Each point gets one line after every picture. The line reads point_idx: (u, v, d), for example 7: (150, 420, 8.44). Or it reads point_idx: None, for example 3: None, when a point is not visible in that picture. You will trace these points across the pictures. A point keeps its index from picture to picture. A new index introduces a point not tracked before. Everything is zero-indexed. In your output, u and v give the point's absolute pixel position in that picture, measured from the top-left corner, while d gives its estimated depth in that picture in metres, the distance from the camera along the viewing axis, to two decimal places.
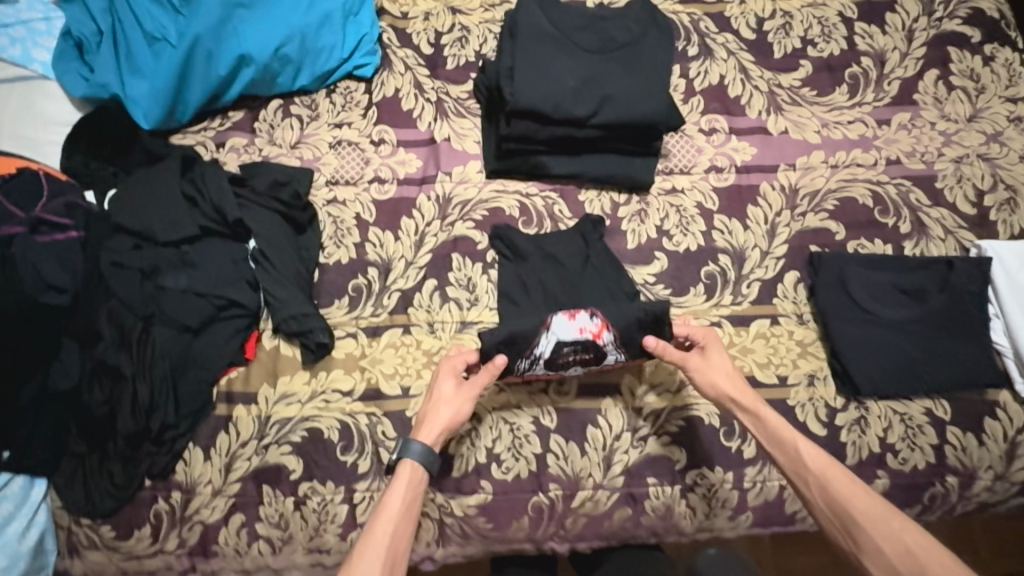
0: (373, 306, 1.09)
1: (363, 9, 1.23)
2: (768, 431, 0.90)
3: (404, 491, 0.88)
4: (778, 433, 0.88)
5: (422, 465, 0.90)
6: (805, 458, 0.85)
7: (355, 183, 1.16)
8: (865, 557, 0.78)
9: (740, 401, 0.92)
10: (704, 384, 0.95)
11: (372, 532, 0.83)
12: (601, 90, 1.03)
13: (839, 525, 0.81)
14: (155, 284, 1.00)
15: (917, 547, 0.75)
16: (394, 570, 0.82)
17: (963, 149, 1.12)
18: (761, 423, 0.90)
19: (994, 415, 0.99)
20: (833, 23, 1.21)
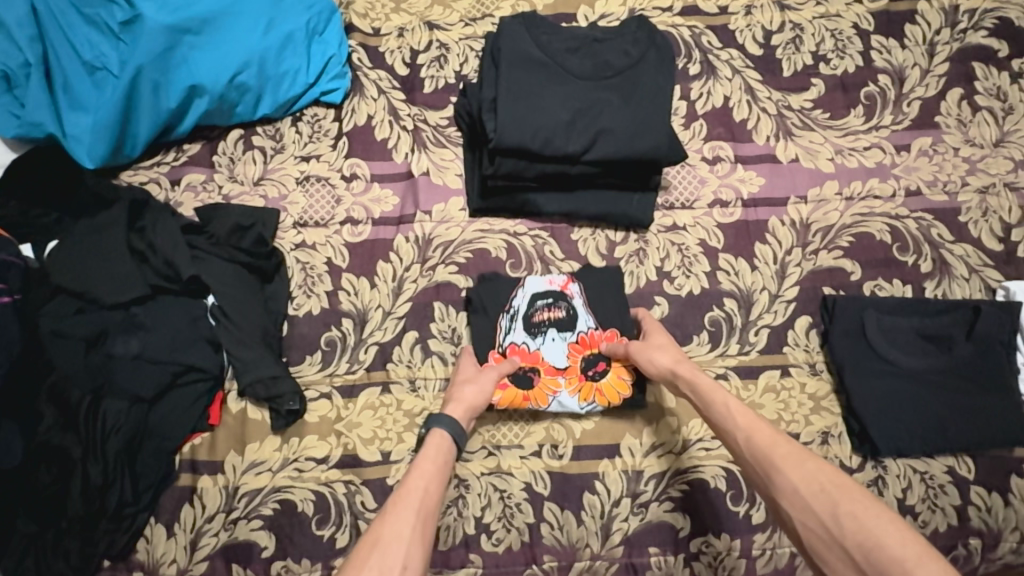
0: (348, 362, 1.00)
1: (330, 27, 1.10)
2: (696, 387, 0.83)
3: (435, 452, 0.80)
4: (704, 389, 0.82)
5: (452, 433, 0.83)
6: (731, 411, 0.78)
7: (325, 225, 1.05)
8: (783, 501, 0.68)
9: (678, 367, 0.86)
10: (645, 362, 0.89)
11: (405, 486, 0.75)
12: (595, 123, 0.93)
13: (758, 472, 0.72)
14: (102, 353, 0.92)
15: (832, 484, 0.66)
16: (429, 524, 0.72)
17: (989, 178, 1.03)
18: (692, 387, 0.83)
19: (1021, 473, 0.92)
20: (848, 36, 1.10)
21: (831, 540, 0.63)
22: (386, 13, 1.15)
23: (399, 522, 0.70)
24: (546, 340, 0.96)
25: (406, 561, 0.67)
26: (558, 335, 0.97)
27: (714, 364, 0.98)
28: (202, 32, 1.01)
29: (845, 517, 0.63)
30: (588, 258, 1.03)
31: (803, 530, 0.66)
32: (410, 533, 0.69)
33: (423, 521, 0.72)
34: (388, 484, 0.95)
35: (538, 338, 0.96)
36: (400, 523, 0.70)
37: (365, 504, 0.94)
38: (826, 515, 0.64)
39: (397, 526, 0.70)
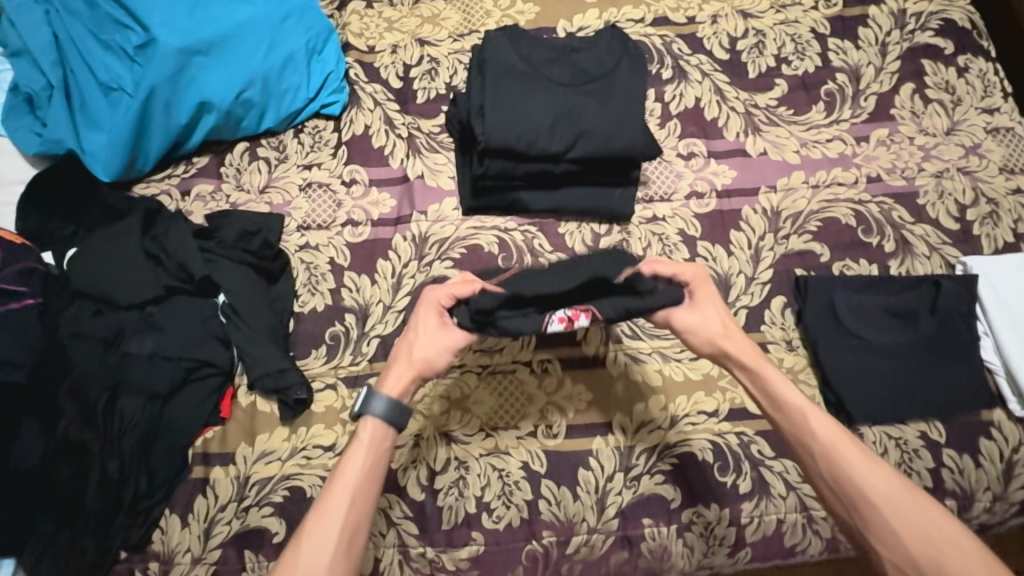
0: (352, 354, 1.06)
1: (328, 46, 1.19)
2: (780, 400, 0.80)
3: (361, 455, 0.77)
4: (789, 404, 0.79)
5: (382, 424, 0.79)
6: (824, 438, 0.76)
7: (327, 227, 1.12)
8: (874, 539, 0.71)
9: (757, 378, 0.82)
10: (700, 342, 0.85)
11: (325, 502, 0.74)
12: (576, 125, 1.00)
13: (846, 502, 0.74)
14: (119, 352, 0.98)
15: (934, 531, 0.69)
16: (352, 542, 0.73)
17: (943, 164, 1.11)
18: (780, 402, 0.80)
19: (990, 435, 0.98)
20: (806, 40, 1.19)
21: None
22: (379, 32, 1.24)
23: (318, 550, 0.71)
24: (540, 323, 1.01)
25: None
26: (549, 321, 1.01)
27: None
28: (210, 53, 1.09)
29: (947, 568, 0.67)
30: (575, 250, 1.10)
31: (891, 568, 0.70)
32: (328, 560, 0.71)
33: (347, 541, 0.73)
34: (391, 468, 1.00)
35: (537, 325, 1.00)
36: (325, 539, 0.72)
37: None
38: (923, 560, 0.68)
39: (314, 557, 0.71)
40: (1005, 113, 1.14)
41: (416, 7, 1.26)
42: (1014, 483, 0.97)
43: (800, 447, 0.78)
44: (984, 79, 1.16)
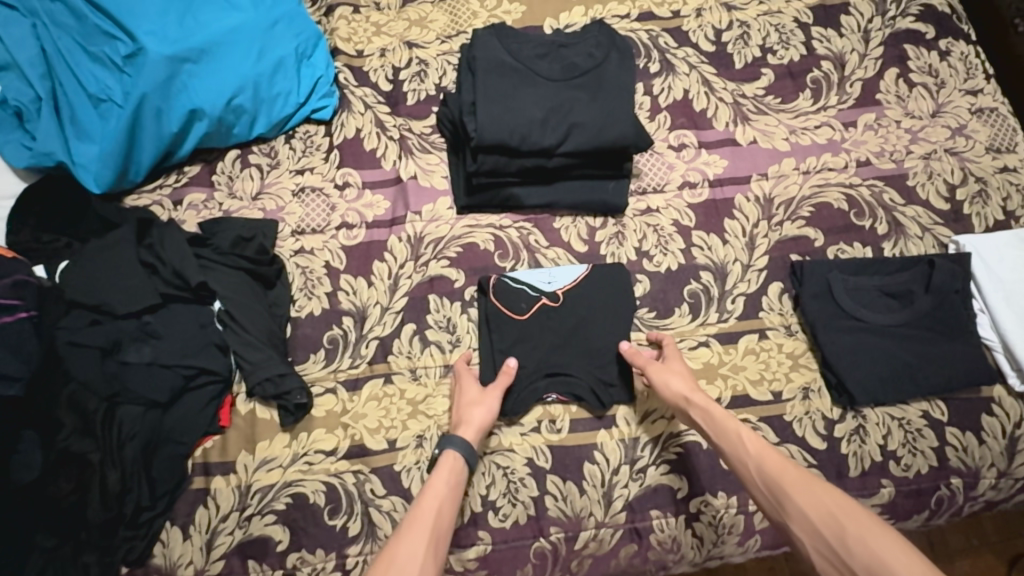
0: (351, 357, 1.05)
1: (317, 51, 1.19)
2: (713, 420, 0.89)
3: (446, 476, 0.88)
4: (720, 422, 0.88)
5: (461, 456, 0.91)
6: (744, 440, 0.85)
7: (322, 231, 1.12)
8: (794, 526, 0.77)
9: (694, 399, 0.92)
10: (661, 384, 0.94)
11: (418, 507, 0.84)
12: (568, 118, 1.01)
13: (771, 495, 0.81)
14: (116, 361, 0.96)
15: (839, 509, 0.75)
16: (440, 546, 0.81)
17: (930, 145, 1.12)
18: (709, 418, 0.89)
19: (991, 412, 0.98)
20: (790, 30, 1.21)
21: (839, 561, 0.72)
22: (368, 36, 1.24)
23: (412, 544, 0.79)
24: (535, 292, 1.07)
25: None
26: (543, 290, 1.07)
27: (696, 333, 1.05)
28: (200, 60, 1.09)
29: (853, 541, 0.71)
30: (571, 244, 1.10)
31: (813, 553, 0.74)
32: (422, 551, 0.78)
33: (435, 540, 0.80)
34: (396, 470, 0.99)
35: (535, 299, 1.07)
36: (418, 536, 0.80)
37: (375, 491, 0.98)
38: (831, 535, 0.73)
39: (411, 546, 0.78)
40: (988, 95, 1.16)
41: (402, 10, 1.26)
42: (1018, 458, 0.97)
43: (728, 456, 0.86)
44: (966, 61, 1.17)
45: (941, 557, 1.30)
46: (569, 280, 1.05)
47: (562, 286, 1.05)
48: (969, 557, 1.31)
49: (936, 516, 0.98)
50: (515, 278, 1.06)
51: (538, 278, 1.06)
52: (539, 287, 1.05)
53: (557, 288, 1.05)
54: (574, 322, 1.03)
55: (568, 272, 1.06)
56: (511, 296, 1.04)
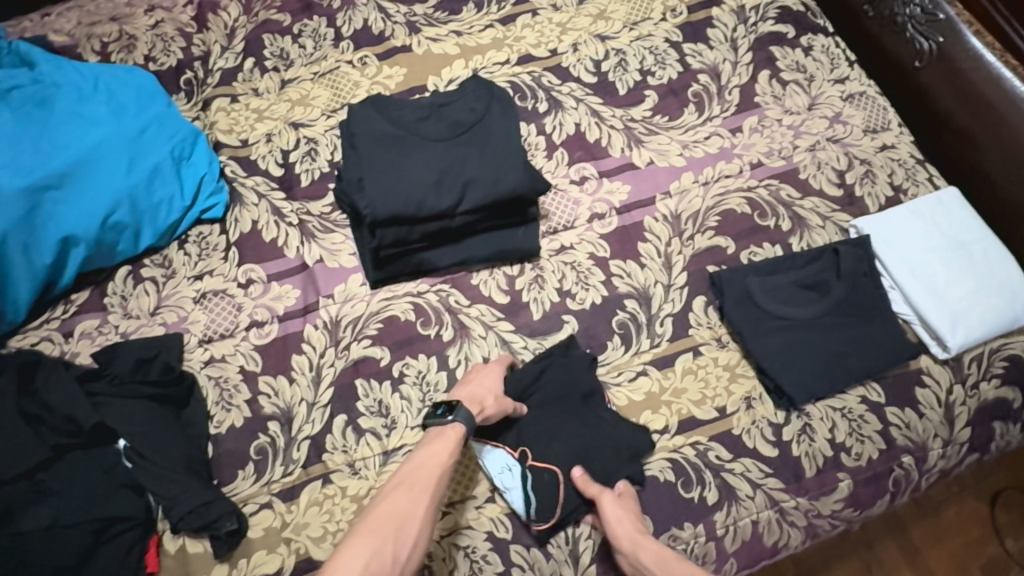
0: (283, 464, 0.98)
1: (196, 149, 1.14)
2: (668, 568, 0.83)
3: (441, 446, 0.88)
4: (679, 573, 0.83)
5: (462, 433, 0.90)
6: None
7: (232, 334, 1.06)
8: None
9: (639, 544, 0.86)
10: (614, 519, 0.88)
11: (406, 472, 0.85)
12: (461, 179, 0.99)
13: None
14: (10, 533, 0.85)
15: None
16: (407, 531, 0.79)
17: (813, 137, 1.16)
18: (660, 567, 0.83)
19: (922, 383, 1.00)
20: (663, 50, 1.25)
21: None
22: (250, 124, 1.21)
23: (393, 505, 0.81)
24: (509, 488, 0.93)
25: (399, 539, 0.78)
26: (504, 474, 0.94)
27: (632, 364, 1.03)
28: (65, 184, 1.03)
29: None
30: (492, 297, 1.08)
31: None
32: (405, 511, 0.81)
33: (423, 495, 0.83)
34: None
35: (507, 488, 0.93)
36: (399, 504, 0.81)
37: None
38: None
39: (396, 507, 0.81)
40: (855, 80, 1.22)
41: (282, 92, 1.24)
42: (958, 423, 0.99)
43: None
44: (828, 53, 1.24)
45: (929, 510, 1.35)
46: (492, 447, 0.95)
47: (507, 454, 0.94)
48: (954, 503, 1.36)
49: (897, 497, 0.98)
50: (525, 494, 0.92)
51: (515, 480, 0.93)
52: (518, 474, 0.93)
53: (512, 456, 0.94)
54: (549, 412, 0.97)
55: (487, 458, 0.95)
56: (536, 487, 0.92)
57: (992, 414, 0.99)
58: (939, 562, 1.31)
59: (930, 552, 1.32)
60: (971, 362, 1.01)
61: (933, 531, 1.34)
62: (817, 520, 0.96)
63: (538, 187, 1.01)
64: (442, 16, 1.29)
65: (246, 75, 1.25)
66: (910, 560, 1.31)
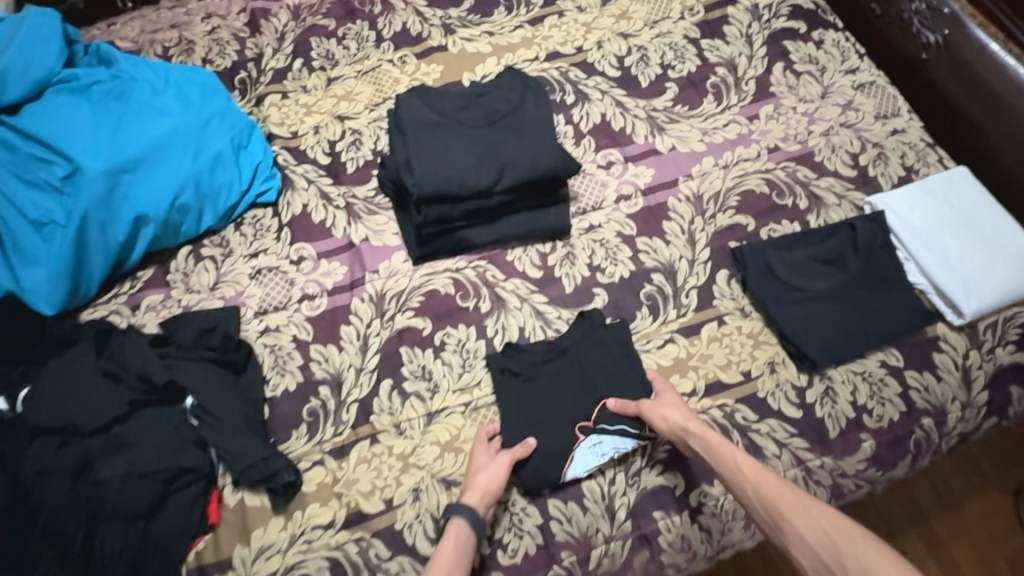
0: (334, 425, 1.05)
1: (252, 139, 1.24)
2: (709, 445, 0.93)
3: (452, 547, 0.89)
4: (718, 450, 0.92)
5: (467, 524, 0.91)
6: (740, 464, 0.90)
7: (285, 307, 1.14)
8: (793, 548, 0.83)
9: (687, 427, 0.94)
10: (656, 418, 0.96)
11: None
12: (499, 159, 1.06)
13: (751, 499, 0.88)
14: (91, 480, 0.94)
15: (833, 529, 0.81)
16: None
17: (827, 123, 1.23)
18: (705, 446, 0.93)
19: (940, 349, 1.05)
20: (682, 46, 1.34)
21: None
22: (299, 117, 1.31)
23: None
24: (609, 447, 0.99)
25: None
26: (597, 453, 0.99)
27: (660, 332, 1.09)
28: (138, 169, 1.12)
29: (849, 560, 0.77)
30: (526, 272, 1.15)
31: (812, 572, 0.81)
32: None
33: None
34: (397, 529, 0.98)
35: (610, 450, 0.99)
36: None
37: (380, 555, 0.96)
38: (828, 557, 0.79)
39: None
40: (865, 71, 1.29)
41: (329, 88, 1.34)
42: (975, 387, 1.03)
43: (721, 459, 0.91)
44: (839, 46, 1.32)
45: (951, 503, 1.38)
46: (575, 462, 0.98)
47: (581, 446, 0.99)
48: (977, 497, 1.39)
49: (919, 459, 1.02)
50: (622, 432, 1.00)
51: (607, 437, 0.99)
52: (604, 437, 0.99)
53: (584, 441, 0.99)
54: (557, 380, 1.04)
55: (582, 464, 0.98)
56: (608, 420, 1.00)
57: (1009, 379, 1.04)
58: (965, 556, 1.34)
59: (954, 546, 1.35)
60: (986, 329, 1.05)
61: (957, 524, 1.37)
62: (842, 479, 1.00)
63: (570, 167, 1.09)
64: (475, 19, 1.39)
65: (295, 74, 1.36)
66: (934, 552, 1.34)
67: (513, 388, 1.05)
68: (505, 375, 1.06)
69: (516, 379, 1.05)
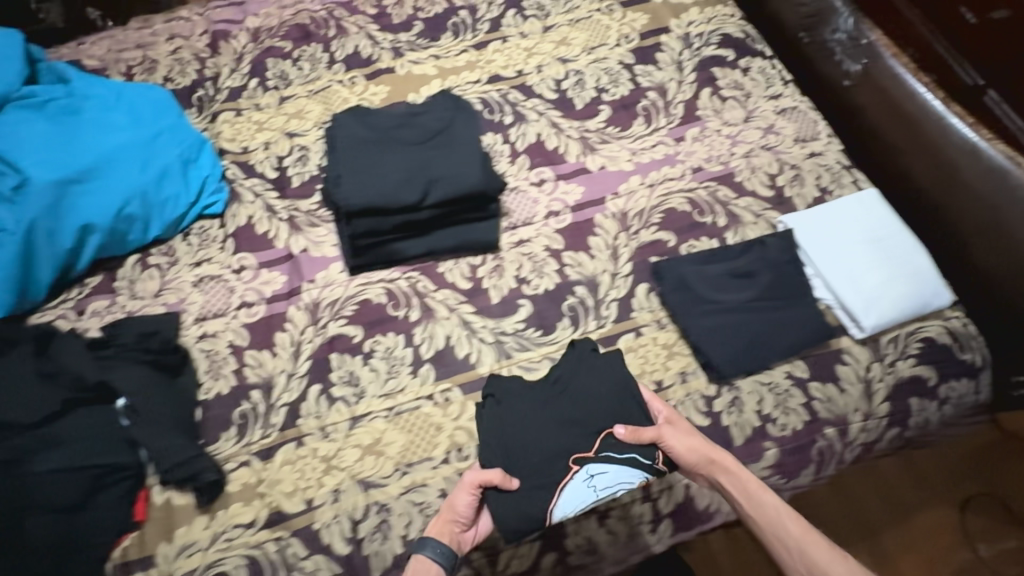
0: (263, 428, 1.10)
1: (202, 154, 1.31)
2: (743, 487, 0.95)
3: None
4: (756, 493, 0.95)
5: (429, 560, 0.90)
6: (776, 512, 0.93)
7: (223, 314, 1.19)
8: None
9: (719, 464, 0.96)
10: (683, 448, 0.97)
11: None
12: (425, 176, 1.13)
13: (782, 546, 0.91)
14: (20, 473, 0.97)
15: None
16: None
17: (748, 146, 1.30)
18: (742, 487, 0.95)
19: (843, 362, 1.09)
20: (617, 71, 1.41)
21: None
22: (251, 134, 1.38)
23: None
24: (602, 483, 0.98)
25: None
26: (588, 487, 0.97)
27: None
28: (87, 180, 1.19)
29: None
30: (456, 283, 1.21)
31: None
32: None
33: None
34: (315, 529, 1.01)
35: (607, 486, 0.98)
36: None
37: (297, 554, 1.00)
38: None
39: None
40: (788, 97, 1.36)
41: (281, 107, 1.41)
42: (877, 398, 1.08)
43: (758, 504, 0.94)
44: (765, 73, 1.39)
45: (901, 517, 1.41)
46: (564, 493, 0.97)
47: (575, 478, 0.97)
48: (928, 510, 1.42)
49: (823, 468, 1.07)
50: (623, 464, 0.98)
51: (609, 472, 0.98)
52: (601, 469, 0.98)
53: (580, 472, 0.97)
54: (546, 406, 1.03)
55: (574, 498, 0.97)
56: (610, 454, 0.99)
57: (909, 391, 1.08)
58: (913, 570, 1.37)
59: (901, 558, 1.38)
60: (888, 343, 1.10)
61: (906, 538, 1.40)
62: None
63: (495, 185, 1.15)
64: (423, 43, 1.47)
65: (250, 93, 1.43)
66: (881, 565, 1.37)
67: (501, 414, 1.03)
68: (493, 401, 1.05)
69: (508, 399, 1.04)
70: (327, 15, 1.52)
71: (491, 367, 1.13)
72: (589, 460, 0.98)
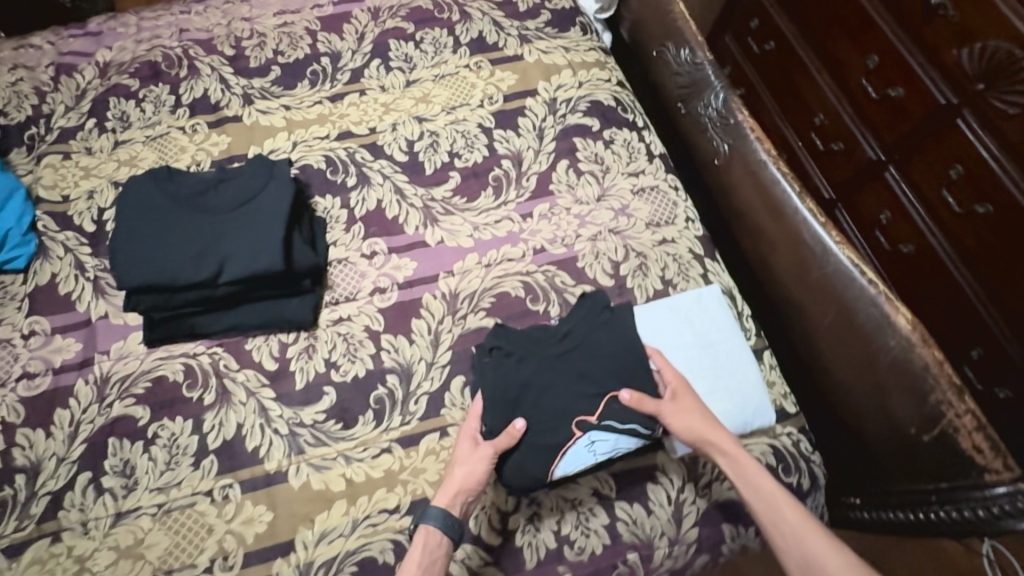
0: (18, 519, 1.00)
1: (9, 204, 1.22)
2: (741, 468, 0.94)
3: (421, 555, 0.91)
4: (750, 474, 0.94)
5: (438, 529, 0.92)
6: (772, 495, 0.92)
7: (2, 384, 1.09)
8: None
9: (712, 443, 0.96)
10: (677, 423, 0.97)
11: None
12: (207, 251, 1.06)
13: (776, 530, 0.90)
14: None
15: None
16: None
17: (597, 228, 1.22)
18: (737, 467, 0.94)
19: (655, 480, 1.02)
20: (474, 134, 1.32)
21: None
22: (75, 181, 1.28)
23: None
24: (604, 449, 0.98)
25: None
26: (591, 453, 0.97)
27: (378, 440, 1.05)
28: None
29: None
30: (261, 363, 1.11)
31: None
32: None
33: None
34: None
35: (603, 452, 0.98)
36: None
37: None
38: None
39: None
40: (650, 174, 1.29)
41: (113, 152, 1.31)
42: (686, 523, 1.00)
43: (749, 486, 0.93)
44: (629, 146, 1.31)
45: None
46: (567, 456, 0.96)
47: (578, 443, 0.97)
48: None
49: None
50: (625, 432, 0.98)
51: (606, 439, 0.97)
52: (603, 436, 0.97)
53: (583, 437, 0.97)
54: (551, 364, 1.02)
55: (575, 461, 0.97)
56: (625, 417, 0.98)
57: (719, 518, 1.01)
58: None
59: None
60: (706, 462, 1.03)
61: None
62: None
63: (276, 263, 1.06)
64: (276, 91, 1.38)
65: (84, 134, 1.33)
66: None
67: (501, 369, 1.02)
68: (493, 354, 1.05)
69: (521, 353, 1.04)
70: (181, 53, 1.43)
71: (278, 463, 1.04)
72: (593, 426, 0.97)
